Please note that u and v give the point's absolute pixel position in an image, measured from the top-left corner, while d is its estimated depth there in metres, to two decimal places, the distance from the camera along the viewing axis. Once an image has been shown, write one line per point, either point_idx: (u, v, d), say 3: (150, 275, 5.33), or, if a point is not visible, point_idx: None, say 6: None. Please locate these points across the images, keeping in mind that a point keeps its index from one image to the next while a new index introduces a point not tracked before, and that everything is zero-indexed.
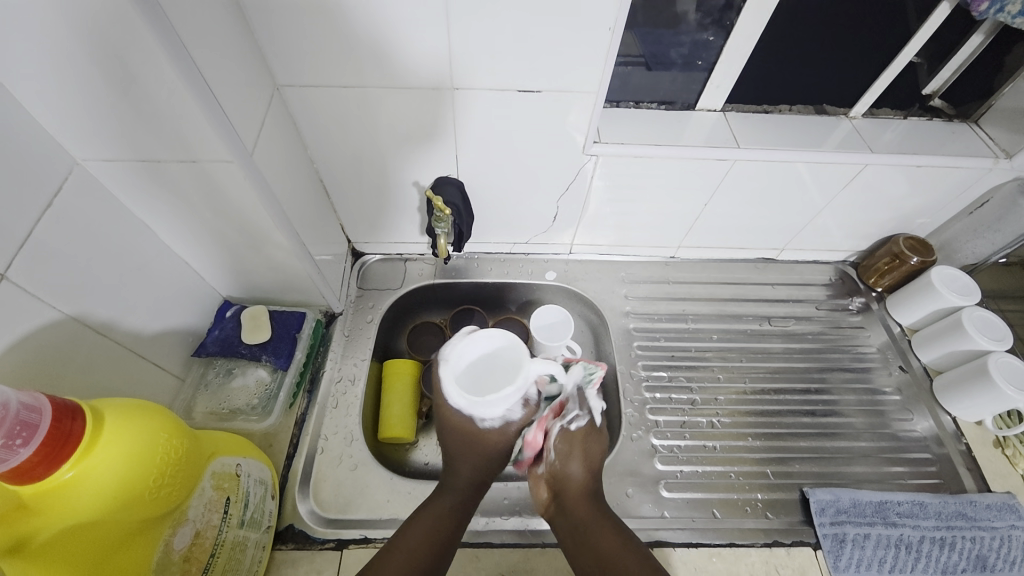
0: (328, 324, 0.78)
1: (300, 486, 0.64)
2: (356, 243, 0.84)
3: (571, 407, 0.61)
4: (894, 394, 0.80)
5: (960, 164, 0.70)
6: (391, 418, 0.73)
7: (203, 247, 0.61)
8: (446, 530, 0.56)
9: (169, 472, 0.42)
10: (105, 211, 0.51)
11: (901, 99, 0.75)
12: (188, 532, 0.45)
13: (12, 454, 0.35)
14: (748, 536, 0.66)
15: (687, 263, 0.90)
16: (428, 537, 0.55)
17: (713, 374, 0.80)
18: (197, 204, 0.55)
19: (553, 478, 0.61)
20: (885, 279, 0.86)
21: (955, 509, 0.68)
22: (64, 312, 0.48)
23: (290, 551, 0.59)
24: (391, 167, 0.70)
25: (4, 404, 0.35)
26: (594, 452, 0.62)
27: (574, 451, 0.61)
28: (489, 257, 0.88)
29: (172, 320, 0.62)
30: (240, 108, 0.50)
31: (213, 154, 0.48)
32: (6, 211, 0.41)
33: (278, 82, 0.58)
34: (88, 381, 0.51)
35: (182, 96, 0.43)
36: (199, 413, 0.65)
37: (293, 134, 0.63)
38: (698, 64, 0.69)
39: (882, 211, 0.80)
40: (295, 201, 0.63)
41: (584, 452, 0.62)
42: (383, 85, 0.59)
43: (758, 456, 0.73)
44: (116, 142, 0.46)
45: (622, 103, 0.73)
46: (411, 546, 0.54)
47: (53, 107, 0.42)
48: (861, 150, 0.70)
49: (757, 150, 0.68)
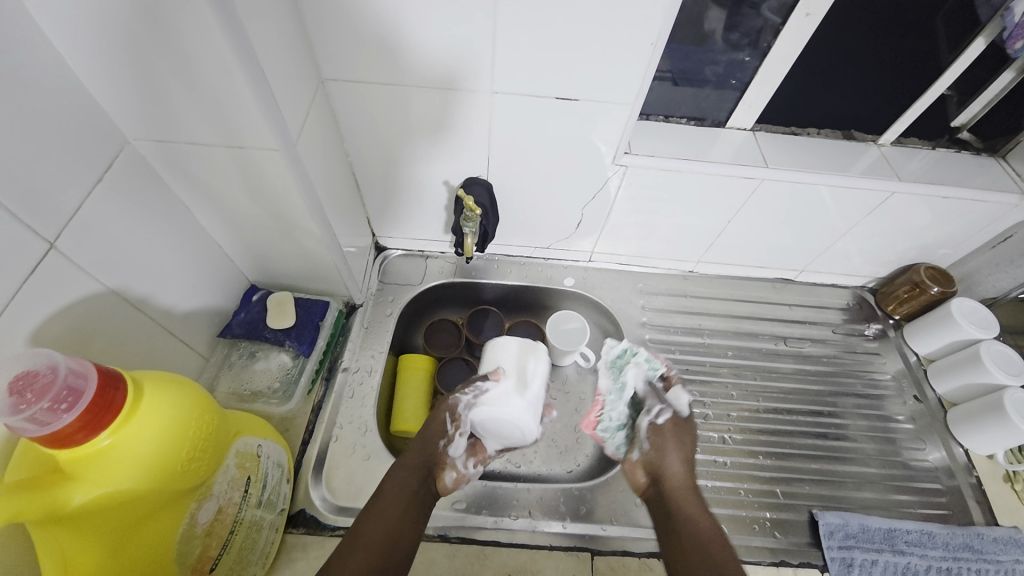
0: (348, 314, 0.79)
1: (313, 472, 0.64)
2: (380, 237, 0.86)
3: (654, 402, 0.68)
4: (907, 422, 0.79)
5: (987, 198, 0.71)
6: (405, 411, 0.73)
7: (238, 231, 0.63)
8: (399, 530, 0.55)
9: (200, 446, 0.43)
10: (148, 188, 0.53)
11: (929, 129, 0.76)
12: (212, 507, 0.46)
13: (55, 419, 0.35)
14: (754, 554, 0.66)
15: (705, 278, 0.91)
16: (386, 532, 0.54)
17: (726, 391, 0.81)
18: (236, 189, 0.56)
19: (655, 471, 0.63)
20: (903, 307, 0.86)
21: (963, 541, 0.67)
22: (106, 285, 0.49)
23: (301, 535, 0.60)
24: (422, 163, 0.71)
25: (54, 368, 0.36)
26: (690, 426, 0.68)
27: (668, 440, 0.64)
28: (510, 259, 0.88)
29: (202, 300, 0.64)
30: (289, 98, 0.51)
31: (260, 141, 0.50)
32: (60, 185, 0.43)
33: (322, 75, 0.59)
34: (121, 353, 0.53)
35: (238, 82, 0.44)
36: (221, 393, 0.66)
37: (333, 128, 0.65)
38: (732, 83, 0.70)
39: (903, 240, 0.80)
40: (330, 192, 0.64)
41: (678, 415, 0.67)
42: (422, 82, 0.60)
43: (767, 475, 0.73)
44: (169, 122, 0.48)
45: (653, 116, 0.74)
46: (368, 541, 0.52)
47: (115, 87, 0.44)
48: (889, 178, 0.70)
49: (785, 171, 0.69)
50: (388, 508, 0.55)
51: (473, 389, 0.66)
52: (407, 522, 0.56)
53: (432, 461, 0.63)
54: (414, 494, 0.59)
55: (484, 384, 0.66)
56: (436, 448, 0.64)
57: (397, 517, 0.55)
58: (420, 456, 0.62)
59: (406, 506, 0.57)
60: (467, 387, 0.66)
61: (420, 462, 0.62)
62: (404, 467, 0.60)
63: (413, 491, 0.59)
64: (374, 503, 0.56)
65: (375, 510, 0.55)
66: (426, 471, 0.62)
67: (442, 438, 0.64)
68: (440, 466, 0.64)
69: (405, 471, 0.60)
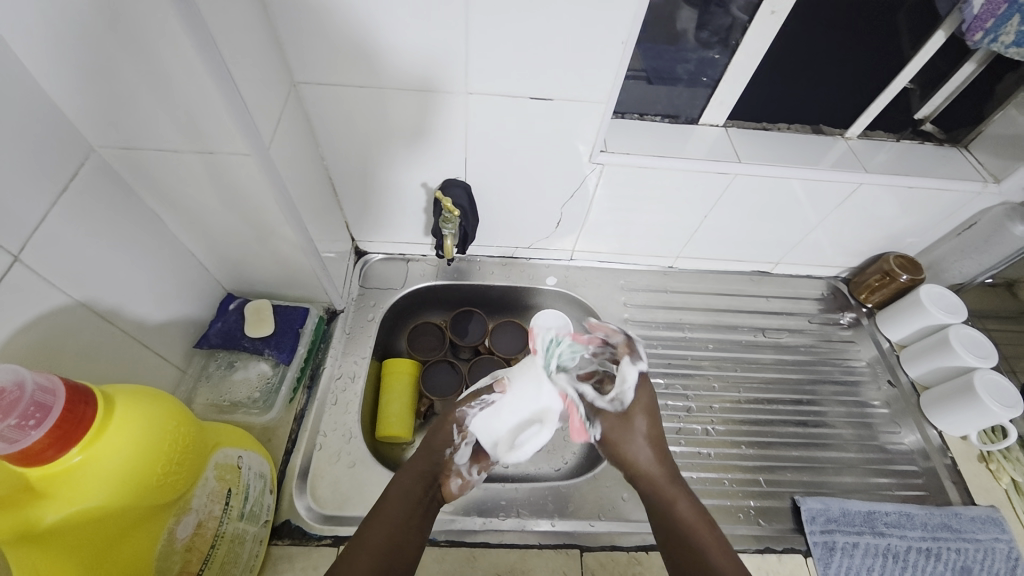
0: (329, 321, 0.78)
1: (298, 482, 0.64)
2: (359, 241, 0.85)
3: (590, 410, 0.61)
4: (883, 407, 0.82)
5: (951, 187, 0.73)
6: (390, 416, 0.73)
7: (212, 240, 0.62)
8: (401, 537, 0.53)
9: (177, 459, 0.42)
10: (115, 198, 0.51)
11: (893, 122, 0.78)
12: (191, 522, 0.45)
13: (23, 436, 0.34)
14: (740, 542, 0.67)
15: (685, 273, 0.92)
16: (388, 539, 0.52)
17: (708, 383, 0.82)
18: (208, 196, 0.55)
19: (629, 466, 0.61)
20: (875, 295, 0.89)
21: (940, 520, 0.70)
22: (74, 297, 0.48)
23: (287, 547, 0.59)
24: (399, 166, 0.71)
25: (20, 384, 0.34)
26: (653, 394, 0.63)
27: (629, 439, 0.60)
28: (491, 260, 0.88)
29: (176, 310, 0.62)
30: (260, 102, 0.51)
31: (231, 147, 0.49)
32: (22, 196, 0.42)
33: (295, 79, 0.58)
34: (92, 367, 0.51)
35: (206, 86, 0.43)
36: (200, 404, 0.65)
37: (307, 131, 0.64)
38: (703, 80, 0.71)
39: (873, 230, 0.83)
40: (306, 197, 0.63)
41: (637, 400, 0.61)
42: (397, 84, 0.59)
43: (750, 464, 0.74)
44: (136, 129, 0.47)
45: (628, 115, 0.75)
46: (369, 548, 0.51)
47: (79, 95, 0.43)
48: (857, 170, 0.72)
49: (758, 166, 0.70)
50: (389, 514, 0.54)
51: (479, 401, 0.62)
52: (408, 529, 0.54)
53: (437, 467, 0.60)
54: (417, 500, 0.57)
55: (489, 396, 0.62)
56: (442, 454, 0.61)
57: (398, 524, 0.53)
58: (426, 463, 0.60)
59: (408, 512, 0.55)
60: (472, 400, 0.62)
61: (424, 468, 0.60)
62: (408, 472, 0.58)
63: (415, 497, 0.57)
64: (377, 509, 0.54)
65: (377, 515, 0.54)
66: (432, 476, 0.59)
67: (449, 444, 0.61)
68: (446, 473, 0.61)
69: (409, 477, 0.58)
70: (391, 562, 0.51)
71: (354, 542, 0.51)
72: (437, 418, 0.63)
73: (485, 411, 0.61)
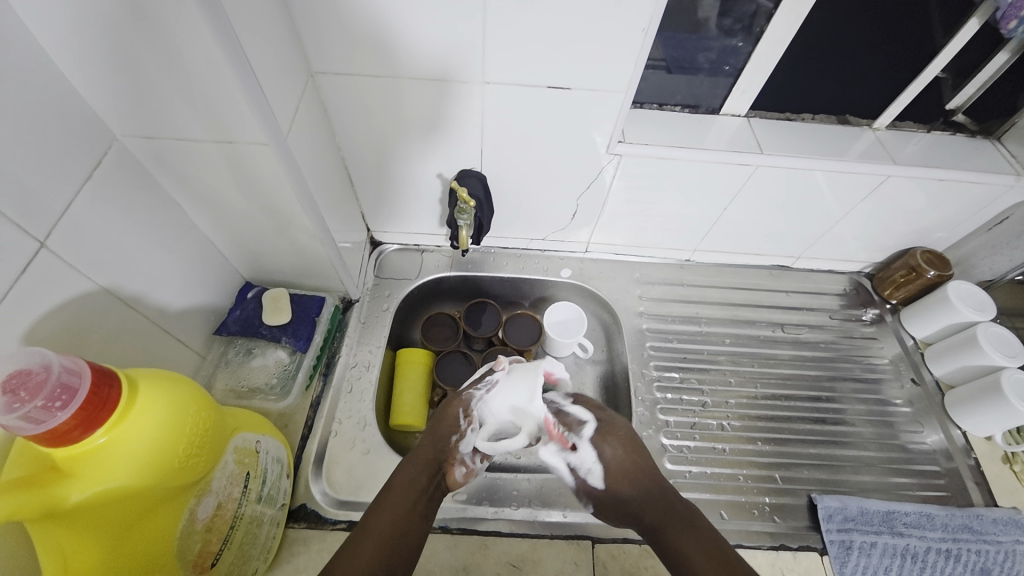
0: (345, 310, 0.79)
1: (314, 467, 0.65)
2: (375, 232, 0.85)
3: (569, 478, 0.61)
4: (905, 406, 0.80)
5: (983, 179, 0.70)
6: (404, 405, 0.73)
7: (230, 228, 0.63)
8: (406, 524, 0.53)
9: (197, 442, 0.43)
10: (138, 186, 0.52)
11: (924, 112, 0.75)
12: (211, 503, 0.46)
13: (50, 417, 0.35)
14: (754, 538, 0.66)
15: (702, 267, 0.91)
16: (393, 526, 0.52)
17: (724, 378, 0.81)
18: (227, 184, 0.56)
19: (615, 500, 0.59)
20: (900, 292, 0.86)
21: (962, 522, 0.68)
22: (98, 283, 0.49)
23: (302, 530, 0.60)
24: (415, 157, 0.71)
25: (47, 366, 0.36)
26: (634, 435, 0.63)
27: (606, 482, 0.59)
28: (505, 251, 0.88)
29: (197, 297, 0.64)
30: (278, 91, 0.51)
31: (249, 136, 0.49)
32: (48, 183, 0.42)
33: (311, 68, 0.58)
34: (116, 351, 0.52)
35: (225, 76, 0.43)
36: (219, 389, 0.66)
37: (324, 121, 0.64)
38: (725, 69, 0.69)
39: (899, 224, 0.80)
40: (322, 186, 0.64)
41: (609, 456, 0.60)
42: (413, 73, 0.59)
43: (765, 460, 0.73)
44: (156, 117, 0.47)
45: (647, 104, 0.74)
46: (372, 538, 0.51)
47: (103, 84, 0.44)
48: (884, 162, 0.70)
49: (780, 157, 0.68)
50: (393, 504, 0.54)
51: (485, 382, 0.63)
52: (413, 515, 0.54)
53: (442, 454, 0.60)
54: (422, 488, 0.57)
55: (494, 376, 0.63)
56: (448, 441, 0.61)
57: (404, 511, 0.54)
58: (431, 449, 0.60)
59: (412, 500, 0.55)
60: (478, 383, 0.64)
61: (430, 455, 0.60)
62: (413, 461, 0.59)
63: (420, 485, 0.57)
64: (382, 497, 0.55)
65: (383, 503, 0.54)
66: (437, 462, 0.60)
67: (455, 431, 0.61)
68: (452, 461, 0.61)
69: (413, 465, 0.58)
70: (397, 550, 0.51)
71: (359, 529, 0.52)
72: (442, 405, 0.64)
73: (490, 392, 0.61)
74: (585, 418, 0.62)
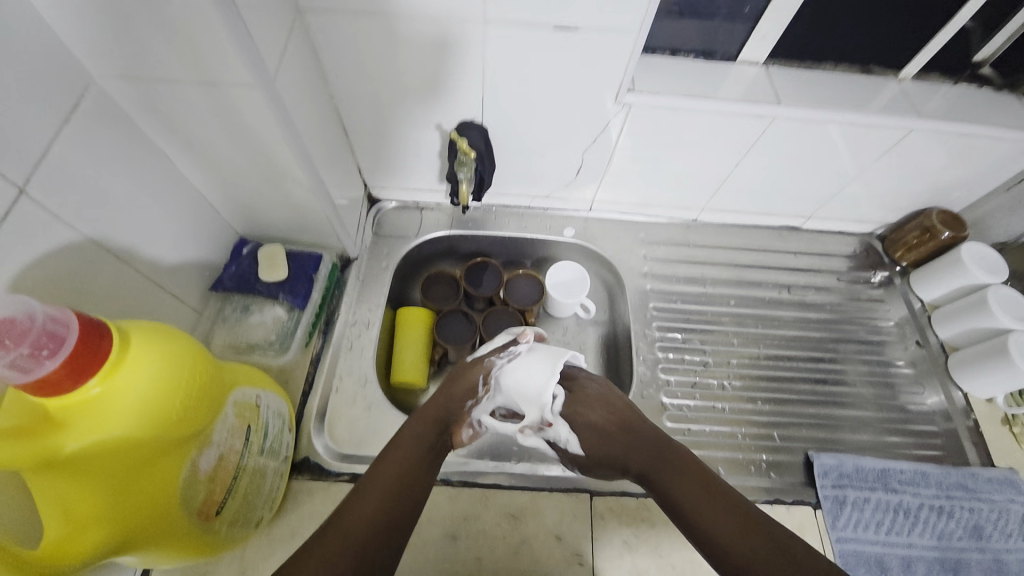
0: (343, 268, 0.77)
1: (315, 422, 0.65)
2: (372, 188, 0.82)
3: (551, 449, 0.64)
4: (907, 367, 0.79)
5: (1009, 136, 0.67)
6: (405, 363, 0.73)
7: (221, 180, 0.60)
8: (411, 478, 0.54)
9: (195, 395, 0.43)
10: (120, 132, 0.49)
11: (951, 64, 0.70)
12: (213, 454, 0.46)
13: (37, 365, 0.34)
14: (750, 493, 0.68)
15: (709, 227, 0.88)
16: (399, 480, 0.53)
17: (727, 339, 0.80)
18: (214, 131, 0.53)
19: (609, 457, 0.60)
20: (911, 254, 0.84)
21: (956, 480, 0.69)
22: (85, 233, 0.47)
23: (306, 481, 0.61)
24: (413, 107, 0.67)
25: (30, 314, 0.35)
26: (612, 397, 0.63)
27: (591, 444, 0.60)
28: (507, 209, 0.86)
29: (190, 252, 0.62)
30: (264, 29, 0.47)
31: (234, 77, 0.46)
32: (21, 125, 0.40)
33: (300, 6, 0.54)
34: (109, 305, 0.51)
35: (204, 7, 0.40)
36: (218, 345, 0.66)
37: (314, 66, 0.60)
38: (745, 11, 0.64)
39: (918, 183, 0.77)
40: (315, 136, 0.61)
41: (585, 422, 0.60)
42: (410, 12, 0.55)
43: (764, 419, 0.74)
44: (132, 55, 0.44)
45: (659, 51, 0.69)
46: (378, 487, 0.52)
47: (73, 16, 0.40)
48: (908, 114, 0.66)
49: (799, 108, 0.65)
50: (400, 456, 0.55)
51: (508, 352, 0.64)
52: (419, 471, 0.55)
53: (452, 415, 0.61)
54: (428, 445, 0.58)
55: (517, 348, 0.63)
56: (462, 404, 0.62)
57: (410, 465, 0.55)
58: (442, 410, 0.61)
59: (419, 456, 0.56)
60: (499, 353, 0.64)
61: (439, 415, 0.60)
62: (422, 419, 0.59)
63: (427, 442, 0.58)
64: (389, 451, 0.55)
65: (389, 457, 0.55)
66: (446, 423, 0.60)
67: (471, 395, 0.62)
68: (460, 422, 0.62)
69: (422, 423, 0.59)
70: (401, 502, 0.52)
71: (365, 478, 0.52)
72: (460, 368, 0.64)
73: (513, 361, 0.62)
74: (555, 391, 0.61)
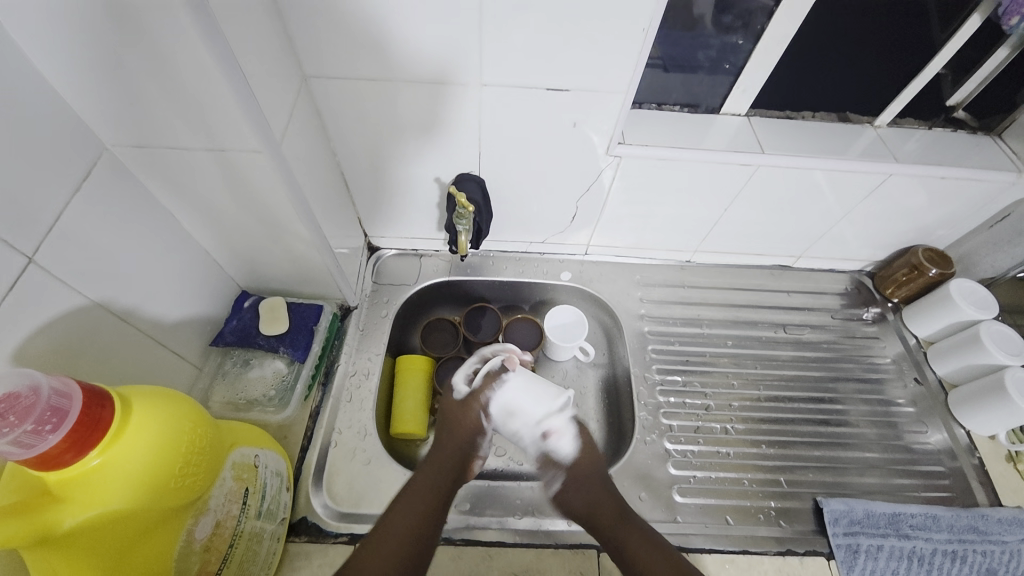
0: (343, 317, 0.78)
1: (314, 479, 0.64)
2: (372, 237, 0.84)
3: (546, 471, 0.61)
4: (908, 406, 0.79)
5: (984, 177, 0.70)
6: (405, 413, 0.72)
7: (225, 237, 0.61)
8: (425, 524, 0.53)
9: (194, 460, 0.42)
10: (129, 197, 0.51)
11: (925, 109, 0.75)
12: (209, 522, 0.45)
13: (40, 441, 0.34)
14: (761, 544, 0.66)
15: (702, 268, 0.90)
16: (413, 525, 0.52)
17: (726, 380, 0.80)
18: (219, 192, 0.54)
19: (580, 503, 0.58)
20: (901, 290, 0.86)
21: (968, 522, 0.68)
22: (90, 297, 0.48)
23: (303, 543, 0.59)
24: (413, 162, 0.70)
25: (35, 388, 0.34)
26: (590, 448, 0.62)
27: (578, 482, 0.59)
28: (505, 255, 0.87)
29: (192, 308, 0.62)
30: (271, 98, 0.50)
31: (241, 143, 0.48)
32: (35, 197, 0.41)
33: (305, 72, 0.57)
34: (111, 366, 0.51)
35: (214, 81, 0.42)
36: (216, 402, 0.65)
37: (318, 125, 0.63)
38: (725, 67, 0.68)
39: (900, 223, 0.80)
40: (317, 193, 0.62)
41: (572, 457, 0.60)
42: (409, 75, 0.58)
43: (770, 463, 0.73)
44: (147, 126, 0.46)
45: (645, 104, 0.73)
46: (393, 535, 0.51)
47: (93, 95, 0.43)
48: (886, 161, 0.69)
49: (782, 157, 0.68)
50: (412, 502, 0.54)
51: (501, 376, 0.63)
52: (432, 515, 0.54)
53: (461, 449, 0.60)
54: (443, 488, 0.57)
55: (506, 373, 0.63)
56: (473, 436, 0.61)
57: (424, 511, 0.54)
58: (452, 447, 0.60)
59: (434, 500, 0.55)
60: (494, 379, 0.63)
61: (449, 452, 0.60)
62: (433, 459, 0.59)
63: (439, 483, 0.57)
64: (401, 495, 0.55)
65: (402, 502, 0.54)
66: (456, 456, 0.60)
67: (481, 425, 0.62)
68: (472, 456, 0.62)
69: (433, 462, 0.59)
70: (420, 551, 0.51)
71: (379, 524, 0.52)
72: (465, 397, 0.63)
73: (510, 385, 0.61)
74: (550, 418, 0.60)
